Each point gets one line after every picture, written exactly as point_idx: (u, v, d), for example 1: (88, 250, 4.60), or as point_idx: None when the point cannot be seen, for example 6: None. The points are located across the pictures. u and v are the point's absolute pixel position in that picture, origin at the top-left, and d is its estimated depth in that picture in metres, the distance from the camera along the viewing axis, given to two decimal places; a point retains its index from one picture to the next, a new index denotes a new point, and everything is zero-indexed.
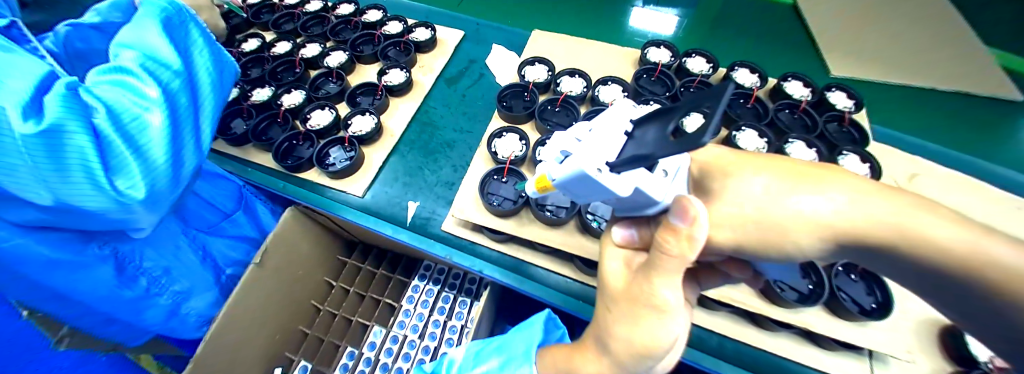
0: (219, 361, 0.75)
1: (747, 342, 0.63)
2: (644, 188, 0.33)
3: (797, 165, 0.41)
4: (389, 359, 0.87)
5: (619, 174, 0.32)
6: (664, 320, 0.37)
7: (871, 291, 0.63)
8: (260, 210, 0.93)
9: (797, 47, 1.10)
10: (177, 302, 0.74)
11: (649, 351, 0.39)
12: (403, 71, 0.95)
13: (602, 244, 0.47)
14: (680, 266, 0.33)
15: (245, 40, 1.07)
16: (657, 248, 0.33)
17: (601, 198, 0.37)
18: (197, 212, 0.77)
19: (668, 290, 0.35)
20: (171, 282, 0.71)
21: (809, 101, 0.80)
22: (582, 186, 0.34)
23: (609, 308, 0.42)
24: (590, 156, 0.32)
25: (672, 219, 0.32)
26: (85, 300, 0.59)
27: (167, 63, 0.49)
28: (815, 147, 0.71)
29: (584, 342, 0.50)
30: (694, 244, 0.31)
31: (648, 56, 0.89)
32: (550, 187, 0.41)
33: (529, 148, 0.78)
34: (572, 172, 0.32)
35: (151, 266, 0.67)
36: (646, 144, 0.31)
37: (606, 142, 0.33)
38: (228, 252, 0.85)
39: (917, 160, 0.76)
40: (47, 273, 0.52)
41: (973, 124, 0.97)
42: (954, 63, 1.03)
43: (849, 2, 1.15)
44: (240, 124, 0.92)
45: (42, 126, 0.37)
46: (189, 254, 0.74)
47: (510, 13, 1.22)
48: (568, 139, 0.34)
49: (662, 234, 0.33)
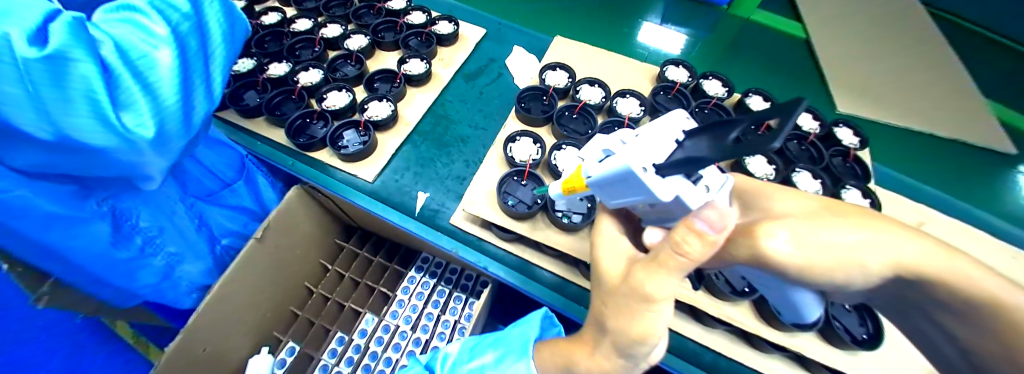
0: (213, 333, 0.74)
1: (739, 361, 0.64)
2: (686, 198, 0.33)
3: (838, 206, 0.39)
4: (379, 348, 0.87)
5: (664, 178, 0.33)
6: (654, 314, 0.36)
7: (863, 322, 0.63)
8: (260, 182, 0.90)
9: (806, 80, 1.13)
10: (170, 265, 0.72)
11: (644, 339, 0.38)
12: (423, 62, 0.95)
13: (595, 240, 0.48)
14: (684, 267, 0.31)
15: (264, 12, 1.06)
16: (672, 245, 0.30)
17: (636, 202, 0.38)
18: (191, 176, 0.74)
19: (665, 288, 0.34)
20: (165, 243, 0.70)
21: (817, 134, 0.83)
22: (620, 184, 0.36)
23: (604, 300, 0.42)
24: (636, 155, 0.33)
25: (700, 224, 0.29)
26: (81, 262, 0.57)
27: (176, 4, 0.46)
28: (819, 179, 0.74)
29: (582, 336, 0.50)
30: (713, 251, 0.29)
31: (667, 74, 0.91)
32: (578, 189, 0.46)
33: (544, 152, 0.79)
34: (618, 168, 0.34)
35: (145, 227, 0.65)
36: (693, 149, 0.31)
37: (651, 146, 0.34)
38: (226, 222, 0.84)
39: (922, 210, 0.79)
40: (45, 232, 0.51)
41: (961, 173, 1.03)
42: (955, 111, 1.07)
43: (865, 40, 1.18)
44: (253, 96, 0.91)
45: (46, 52, 0.35)
46: (184, 220, 0.72)
47: (531, 16, 1.24)
48: (613, 141, 0.37)
49: (680, 230, 0.30)
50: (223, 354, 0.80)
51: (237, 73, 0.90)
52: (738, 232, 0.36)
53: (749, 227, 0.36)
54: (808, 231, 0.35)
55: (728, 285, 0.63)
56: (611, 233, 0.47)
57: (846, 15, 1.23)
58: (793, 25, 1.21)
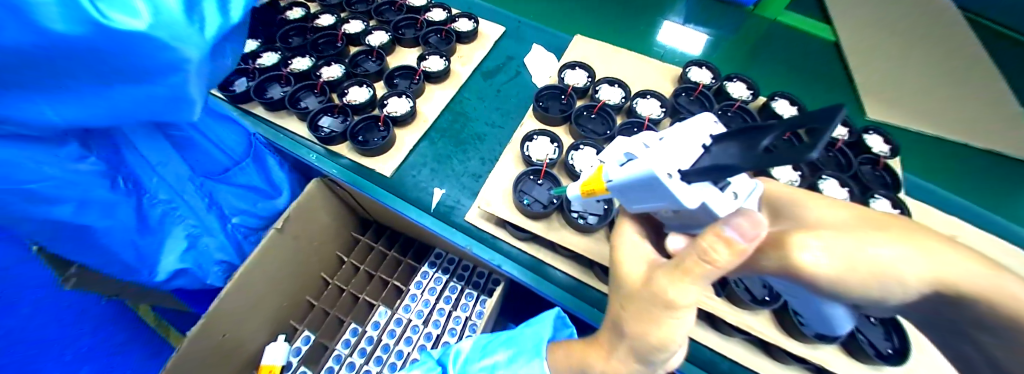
0: (234, 315, 0.77)
1: (756, 371, 0.63)
2: (713, 205, 0.32)
3: (871, 215, 0.38)
4: (391, 341, 0.88)
5: (689, 184, 0.32)
6: (677, 321, 0.36)
7: (888, 336, 0.61)
8: (271, 163, 0.88)
9: (834, 84, 1.09)
10: (191, 239, 0.74)
11: (663, 346, 0.38)
12: (442, 59, 0.96)
13: (615, 243, 0.47)
14: (708, 275, 0.31)
15: (289, 8, 1.08)
16: (699, 252, 0.30)
17: (657, 208, 0.38)
18: (193, 147, 0.71)
19: (687, 296, 0.33)
20: (184, 216, 0.71)
21: (845, 140, 0.80)
22: (642, 189, 0.35)
23: (623, 303, 0.42)
24: (661, 161, 0.32)
25: (728, 231, 0.28)
26: (104, 241, 0.60)
27: None
28: (847, 187, 0.71)
29: (597, 339, 0.49)
30: (741, 259, 0.29)
31: (690, 75, 0.89)
32: (599, 191, 0.45)
33: (562, 152, 0.78)
34: (641, 173, 0.33)
35: (163, 199, 0.67)
36: (723, 157, 0.31)
37: (677, 151, 0.33)
38: (235, 201, 0.81)
39: (956, 223, 0.75)
40: (79, 215, 0.55)
41: (995, 185, 0.99)
42: (996, 118, 1.01)
43: (900, 43, 1.12)
44: (277, 89, 0.93)
45: None
46: (195, 200, 0.72)
47: (550, 15, 1.23)
48: (635, 144, 0.37)
49: (708, 237, 0.29)
50: (241, 339, 0.83)
51: (262, 66, 0.93)
52: (768, 241, 0.36)
53: (780, 237, 0.36)
54: (846, 243, 0.34)
55: (748, 293, 0.61)
56: (632, 238, 0.46)
57: (879, 17, 1.18)
58: (822, 27, 1.17)
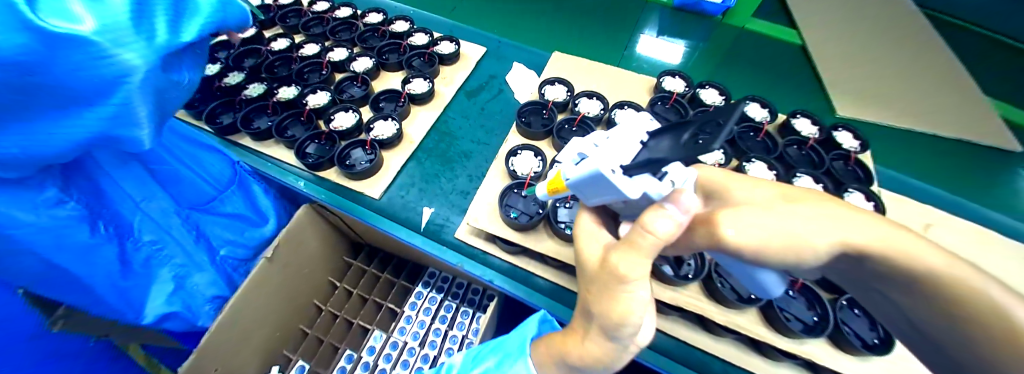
0: (226, 350, 0.76)
1: (752, 370, 0.64)
2: (652, 192, 0.36)
3: (795, 191, 0.43)
4: (389, 365, 0.87)
5: (631, 177, 0.35)
6: (628, 294, 0.36)
7: (873, 327, 0.63)
8: (256, 192, 0.89)
9: (802, 85, 1.14)
10: (178, 276, 0.74)
11: (625, 322, 0.38)
12: (426, 81, 0.98)
13: (574, 234, 0.48)
14: (655, 248, 0.33)
15: (274, 39, 1.11)
16: (639, 226, 0.32)
17: (610, 200, 0.41)
18: (178, 180, 0.72)
19: (633, 269, 0.34)
20: (170, 255, 0.71)
21: (817, 139, 0.83)
22: (593, 185, 0.38)
23: (588, 287, 0.42)
24: (606, 159, 0.36)
25: (664, 204, 0.33)
26: (93, 287, 0.60)
27: None
28: (821, 183, 0.75)
29: (574, 328, 0.49)
30: (678, 229, 0.32)
31: (665, 84, 0.93)
32: (561, 189, 0.47)
33: (546, 166, 0.81)
34: (589, 172, 0.36)
35: (148, 240, 0.67)
36: (659, 150, 0.33)
37: (620, 148, 0.36)
38: (221, 231, 0.82)
39: (928, 211, 0.78)
40: (61, 257, 0.53)
41: (976, 172, 1.02)
42: (963, 110, 1.06)
43: (864, 42, 1.18)
44: (263, 119, 0.95)
45: None
46: (183, 235, 0.73)
47: (528, 34, 1.28)
48: (586, 145, 0.39)
49: (646, 214, 0.32)
50: (234, 372, 0.81)
51: (249, 97, 0.95)
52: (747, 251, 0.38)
53: (710, 216, 0.40)
54: (762, 219, 0.38)
55: (734, 293, 0.63)
56: (589, 227, 0.47)
57: (842, 19, 1.24)
58: (788, 32, 1.23)
